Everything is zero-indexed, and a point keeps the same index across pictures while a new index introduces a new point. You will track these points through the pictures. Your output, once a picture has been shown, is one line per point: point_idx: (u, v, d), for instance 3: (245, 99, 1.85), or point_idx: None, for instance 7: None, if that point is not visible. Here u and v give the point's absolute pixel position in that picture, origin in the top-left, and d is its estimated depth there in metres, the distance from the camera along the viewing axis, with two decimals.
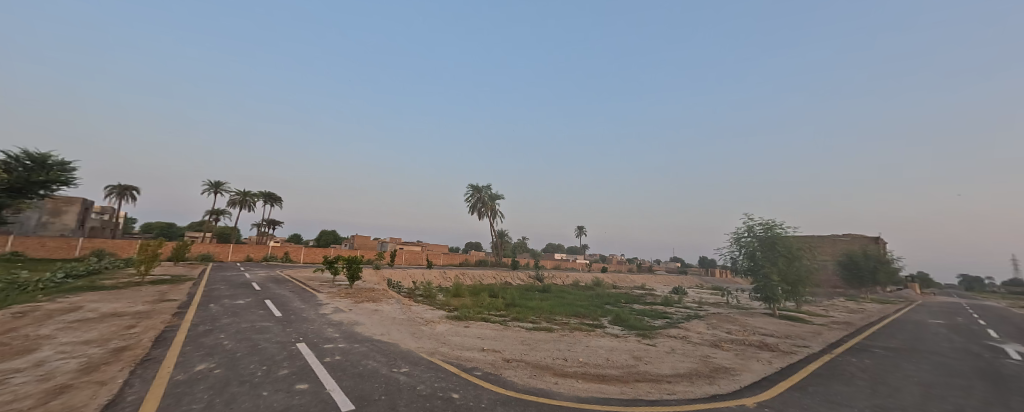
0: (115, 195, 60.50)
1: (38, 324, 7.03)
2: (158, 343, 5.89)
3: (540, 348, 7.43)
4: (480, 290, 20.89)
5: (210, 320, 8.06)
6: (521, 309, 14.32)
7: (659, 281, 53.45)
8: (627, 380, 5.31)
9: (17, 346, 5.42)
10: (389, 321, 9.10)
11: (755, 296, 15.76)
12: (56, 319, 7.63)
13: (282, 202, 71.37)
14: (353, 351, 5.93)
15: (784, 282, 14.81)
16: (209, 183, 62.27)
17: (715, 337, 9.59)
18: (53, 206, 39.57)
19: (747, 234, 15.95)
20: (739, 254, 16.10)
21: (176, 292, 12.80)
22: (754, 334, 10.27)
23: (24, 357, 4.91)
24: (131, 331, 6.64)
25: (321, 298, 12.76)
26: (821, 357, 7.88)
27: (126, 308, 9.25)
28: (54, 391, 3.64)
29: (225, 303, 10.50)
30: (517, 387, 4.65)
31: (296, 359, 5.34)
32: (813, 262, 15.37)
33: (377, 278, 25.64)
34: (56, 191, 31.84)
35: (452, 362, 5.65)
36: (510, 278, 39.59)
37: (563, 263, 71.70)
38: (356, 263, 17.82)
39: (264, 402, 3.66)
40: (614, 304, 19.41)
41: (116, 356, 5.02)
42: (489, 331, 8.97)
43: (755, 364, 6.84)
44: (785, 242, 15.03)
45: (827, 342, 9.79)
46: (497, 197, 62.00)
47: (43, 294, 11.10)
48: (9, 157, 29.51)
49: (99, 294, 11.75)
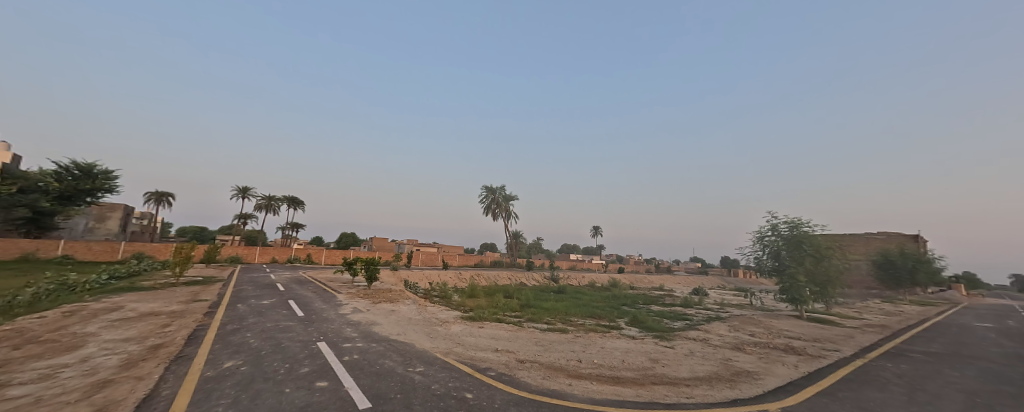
0: (152, 201, 64.11)
1: (85, 322, 7.55)
2: (191, 341, 6.22)
3: (554, 349, 7.43)
4: (495, 291, 21.02)
5: (237, 319, 8.44)
6: (535, 310, 14.34)
7: (678, 282, 52.17)
8: (643, 383, 5.22)
9: (66, 343, 5.85)
10: (405, 321, 9.28)
11: (780, 297, 15.15)
12: (100, 317, 8.17)
13: (304, 206, 73.74)
14: (370, 350, 6.08)
15: (812, 283, 14.20)
16: (237, 189, 65.11)
17: (737, 340, 9.27)
18: (99, 212, 42.33)
19: (771, 233, 15.35)
20: (763, 254, 15.51)
21: (207, 292, 13.50)
22: (779, 337, 9.88)
23: (72, 353, 5.29)
24: (167, 330, 7.05)
25: (341, 298, 13.14)
26: (852, 361, 7.53)
27: (161, 308, 9.80)
28: (97, 386, 3.89)
29: (252, 303, 11.00)
30: (531, 387, 4.67)
31: (316, 357, 5.54)
32: (843, 261, 14.64)
33: (394, 279, 26.22)
34: (101, 198, 34.18)
35: (466, 362, 5.72)
36: (526, 279, 39.47)
37: (579, 264, 71.10)
38: (374, 264, 18.29)
39: (287, 399, 3.80)
40: (631, 306, 19.15)
41: (152, 353, 5.33)
42: (503, 332, 9.03)
43: (779, 368, 6.61)
44: (812, 241, 14.39)
45: (859, 346, 9.32)
46: (512, 199, 62.14)
47: (89, 295, 11.95)
48: (59, 167, 31.91)
49: (138, 294, 12.51)
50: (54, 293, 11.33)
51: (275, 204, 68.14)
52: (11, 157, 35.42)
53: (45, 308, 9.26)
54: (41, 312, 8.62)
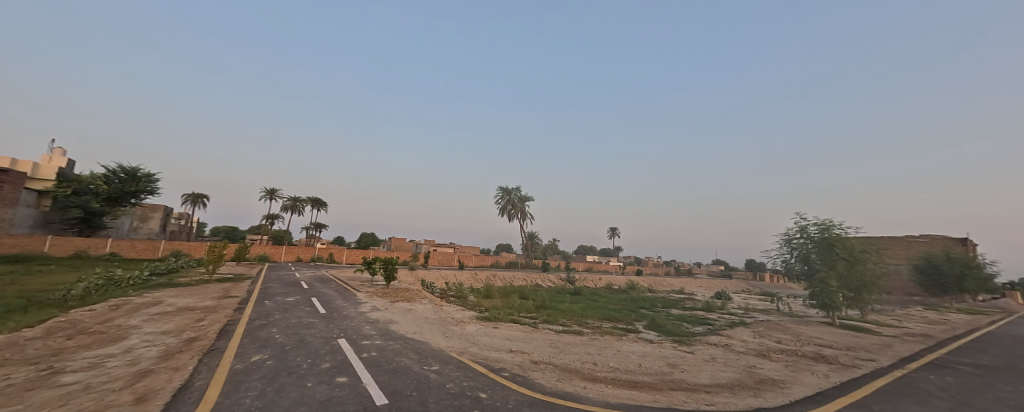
0: (188, 202, 67.79)
1: (128, 315, 8.11)
2: (222, 335, 6.57)
3: (569, 351, 7.37)
4: (511, 292, 21.10)
5: (265, 315, 8.85)
6: (551, 311, 14.29)
7: (699, 285, 50.66)
8: (660, 388, 5.12)
9: (112, 334, 6.30)
10: (422, 320, 9.42)
11: (810, 303, 14.46)
12: (141, 311, 8.73)
13: (327, 206, 76.15)
14: (387, 348, 6.23)
15: (845, 288, 13.47)
16: (265, 190, 68.01)
17: (762, 347, 8.92)
18: (142, 212, 45.22)
19: (799, 235, 14.66)
20: (791, 257, 14.82)
21: (237, 289, 14.22)
22: (808, 345, 9.43)
23: (117, 343, 5.70)
24: (200, 324, 7.47)
25: (361, 297, 13.52)
26: (889, 373, 7.09)
27: (196, 303, 10.39)
28: (138, 375, 4.18)
29: (278, 300, 11.49)
30: (545, 389, 4.65)
31: (337, 353, 5.73)
32: (880, 265, 13.80)
33: (411, 279, 26.80)
34: (144, 200, 36.44)
35: (481, 362, 5.77)
36: (541, 280, 39.32)
37: (595, 265, 70.16)
38: (392, 263, 18.70)
39: (309, 392, 3.97)
40: (649, 309, 18.81)
41: (188, 346, 5.67)
42: (518, 332, 9.04)
43: (808, 377, 6.31)
44: (845, 244, 13.63)
45: (898, 356, 8.75)
46: (527, 199, 62.10)
47: (133, 289, 12.80)
48: (108, 171, 34.30)
49: (175, 290, 13.29)
50: (102, 287, 12.19)
51: (300, 205, 70.70)
52: (65, 160, 38.31)
53: (94, 301, 10.00)
54: (90, 305, 9.29)
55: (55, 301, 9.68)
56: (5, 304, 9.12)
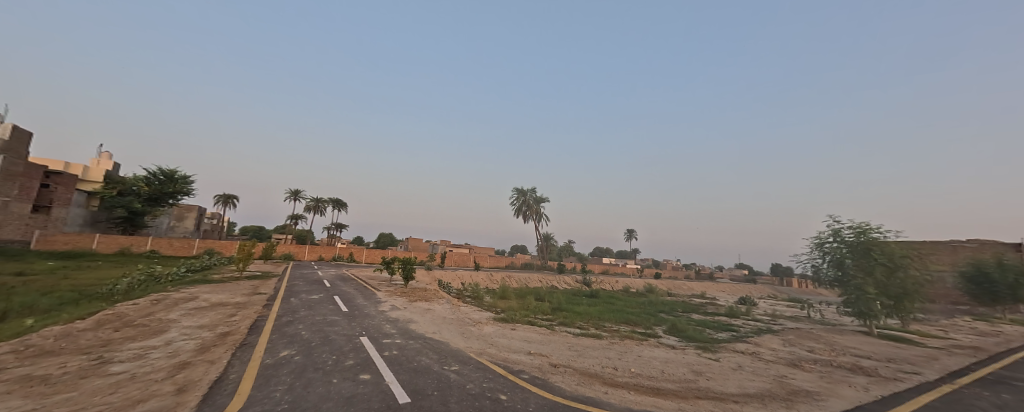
0: (220, 203, 71.23)
1: (168, 310, 8.59)
2: (252, 330, 6.85)
3: (588, 355, 7.27)
4: (527, 293, 21.06)
5: (291, 312, 9.17)
6: (567, 313, 14.15)
7: (721, 290, 48.92)
8: (685, 396, 4.97)
9: (153, 327, 6.68)
10: (440, 320, 9.52)
11: (846, 311, 13.72)
12: (179, 306, 9.23)
13: (347, 207, 78.18)
14: (408, 347, 6.34)
15: (884, 296, 12.70)
16: (290, 192, 70.57)
17: (793, 356, 8.52)
18: (178, 212, 47.84)
19: (832, 239, 13.97)
20: (823, 262, 14.15)
21: (265, 286, 14.79)
22: (843, 355, 8.94)
23: (158, 336, 6.04)
24: (233, 319, 7.82)
25: (381, 296, 13.83)
26: (938, 387, 6.61)
27: (228, 299, 10.90)
28: (178, 367, 4.41)
29: (303, 298, 11.90)
30: (566, 393, 4.62)
31: (360, 351, 5.88)
32: (925, 272, 12.91)
33: (428, 279, 27.19)
34: (180, 200, 38.49)
35: (499, 364, 5.77)
36: (557, 282, 39.05)
37: (612, 268, 69.09)
38: (410, 263, 19.02)
39: (335, 389, 4.07)
40: (669, 313, 18.36)
41: (222, 340, 5.93)
42: (536, 334, 9.00)
43: (845, 389, 5.97)
44: (884, 249, 12.86)
45: (945, 369, 8.17)
46: (542, 200, 61.84)
47: (171, 285, 13.53)
48: (149, 173, 36.41)
49: (209, 286, 13.98)
50: (144, 283, 12.94)
51: (322, 205, 72.99)
52: (112, 163, 41.03)
53: (137, 296, 10.63)
54: (134, 300, 9.90)
55: (103, 295, 10.35)
56: (60, 297, 9.85)
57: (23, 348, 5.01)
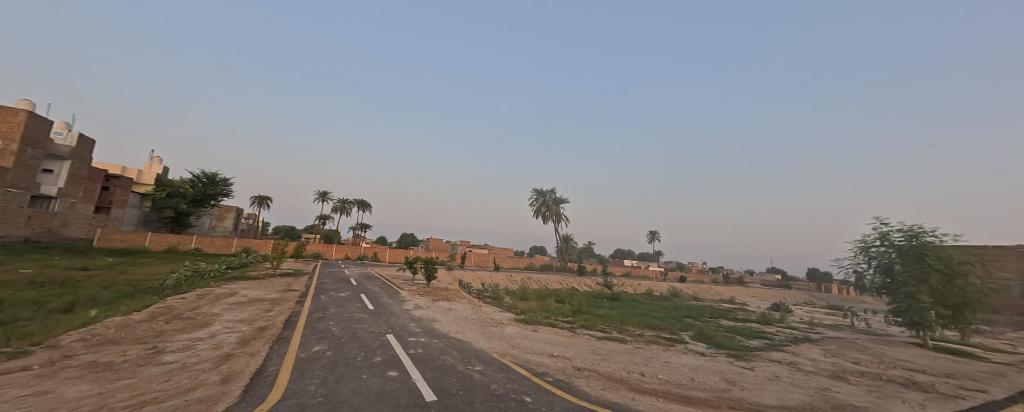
0: (256, 204, 75.20)
1: (212, 304, 9.15)
2: (288, 325, 7.18)
3: (613, 359, 7.13)
4: (547, 295, 20.91)
5: (321, 309, 9.53)
6: (589, 316, 13.95)
7: (749, 295, 46.64)
8: (718, 406, 4.77)
9: (199, 320, 7.13)
10: (463, 320, 9.62)
11: (896, 320, 12.73)
12: (221, 301, 9.81)
13: (371, 208, 80.44)
14: (432, 345, 6.45)
15: (940, 305, 11.69)
16: (319, 193, 73.43)
17: (836, 368, 7.98)
18: (219, 213, 50.90)
19: (879, 243, 13.06)
20: (869, 268, 13.23)
21: (297, 283, 15.48)
22: (893, 368, 8.30)
23: (204, 329, 6.44)
24: (269, 314, 8.21)
25: (405, 295, 14.14)
26: (1007, 408, 5.99)
27: (264, 295, 11.49)
28: (222, 358, 4.68)
29: (332, 295, 12.36)
30: (592, 397, 4.52)
31: (387, 348, 6.04)
32: (989, 280, 11.75)
33: (449, 279, 27.55)
34: (221, 201, 40.68)
35: (523, 365, 5.76)
36: (577, 284, 38.55)
37: (634, 270, 67.35)
38: (432, 263, 19.33)
39: (364, 384, 4.19)
40: (695, 318, 17.71)
41: (260, 334, 6.23)
42: (558, 337, 8.91)
43: (897, 406, 5.54)
44: (941, 254, 11.83)
45: (1014, 388, 7.40)
46: (562, 201, 61.22)
47: (213, 281, 14.42)
48: (194, 176, 38.60)
49: (246, 283, 14.76)
50: (190, 278, 13.85)
51: (348, 206, 75.50)
52: (162, 167, 44.12)
53: (185, 290, 11.40)
54: (181, 294, 10.60)
55: (154, 289, 11.16)
56: (118, 290, 10.70)
57: (89, 337, 5.46)
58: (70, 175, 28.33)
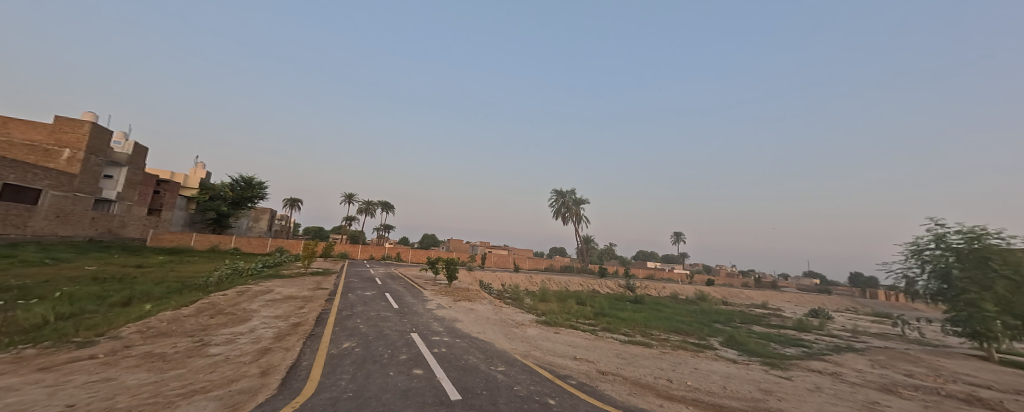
0: (287, 206, 78.84)
1: (250, 300, 9.66)
2: (319, 322, 7.46)
3: (638, 364, 6.94)
4: (567, 296, 20.68)
5: (349, 307, 9.83)
6: (611, 319, 13.67)
7: (782, 300, 44.23)
8: None
9: (239, 315, 7.53)
10: (484, 320, 9.65)
11: (957, 330, 11.67)
12: (258, 297, 10.34)
13: (394, 209, 82.42)
14: (455, 345, 6.51)
15: (1009, 315, 10.57)
16: (346, 195, 76.04)
17: (885, 380, 7.42)
18: (254, 214, 53.73)
19: (935, 246, 12.08)
20: (923, 273, 12.26)
21: (326, 282, 16.09)
22: (952, 383, 7.61)
23: (244, 324, 6.79)
24: (302, 311, 8.56)
25: (427, 294, 14.39)
26: None
27: (297, 292, 12.01)
28: (260, 352, 4.91)
29: (359, 294, 12.76)
30: (617, 403, 4.41)
31: (411, 347, 6.15)
32: None
33: (470, 279, 27.80)
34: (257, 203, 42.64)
35: (546, 368, 5.70)
36: (598, 285, 37.93)
37: (658, 273, 65.45)
38: (453, 264, 19.56)
39: (391, 381, 4.28)
40: (724, 323, 17.01)
41: (294, 330, 6.51)
42: (581, 339, 8.77)
43: None
44: (1009, 258, 10.67)
45: None
46: (582, 202, 60.39)
47: (251, 279, 15.24)
48: (233, 179, 40.55)
49: (280, 281, 15.50)
50: (231, 275, 14.71)
51: (373, 207, 77.73)
52: (206, 172, 47.10)
53: (226, 287, 12.10)
54: (223, 290, 11.26)
55: (199, 286, 11.92)
56: (168, 286, 11.51)
57: (145, 329, 5.89)
58: (127, 181, 30.69)
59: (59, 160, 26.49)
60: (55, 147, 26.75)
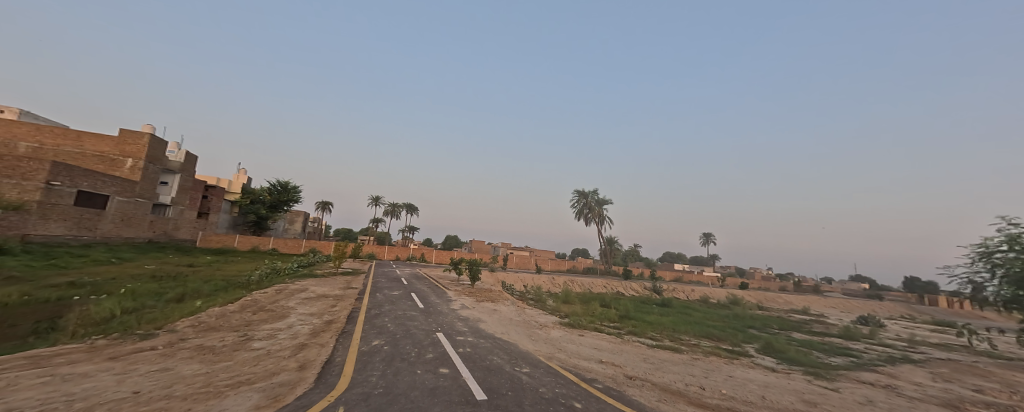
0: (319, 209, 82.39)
1: (287, 298, 10.16)
2: (350, 319, 7.73)
3: (667, 370, 6.71)
4: (591, 299, 20.37)
5: (377, 306, 10.12)
6: (637, 322, 13.34)
7: (823, 305, 41.45)
8: None
9: (277, 312, 7.93)
10: (507, 321, 9.66)
11: None
12: (295, 296, 10.86)
13: (418, 211, 84.23)
14: (480, 345, 6.55)
15: None
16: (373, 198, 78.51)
17: (946, 395, 6.78)
18: (289, 217, 56.47)
19: (1008, 248, 10.91)
20: (994, 279, 11.08)
21: (356, 281, 16.68)
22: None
23: (282, 320, 7.13)
24: (334, 309, 8.90)
25: (451, 295, 14.58)
26: None
27: (329, 291, 12.52)
28: (296, 347, 5.13)
29: (387, 293, 13.14)
30: (645, 408, 4.30)
31: (437, 346, 6.24)
32: None
33: (493, 281, 27.94)
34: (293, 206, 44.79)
35: (571, 370, 5.62)
36: (623, 288, 37.12)
37: (686, 275, 63.17)
38: (476, 265, 19.73)
39: (419, 379, 4.36)
40: (759, 329, 16.19)
41: (328, 327, 6.79)
42: (606, 342, 8.59)
43: None
44: None
45: None
46: (605, 203, 59.36)
47: (287, 278, 16.05)
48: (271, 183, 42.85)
49: (314, 280, 16.21)
50: (270, 274, 15.56)
51: (399, 209, 79.79)
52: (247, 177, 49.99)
53: (266, 286, 12.80)
54: (263, 289, 11.91)
55: (242, 284, 12.66)
56: (216, 284, 12.31)
57: (197, 323, 6.32)
58: (180, 187, 33.05)
59: (124, 169, 28.81)
60: (120, 157, 29.17)
